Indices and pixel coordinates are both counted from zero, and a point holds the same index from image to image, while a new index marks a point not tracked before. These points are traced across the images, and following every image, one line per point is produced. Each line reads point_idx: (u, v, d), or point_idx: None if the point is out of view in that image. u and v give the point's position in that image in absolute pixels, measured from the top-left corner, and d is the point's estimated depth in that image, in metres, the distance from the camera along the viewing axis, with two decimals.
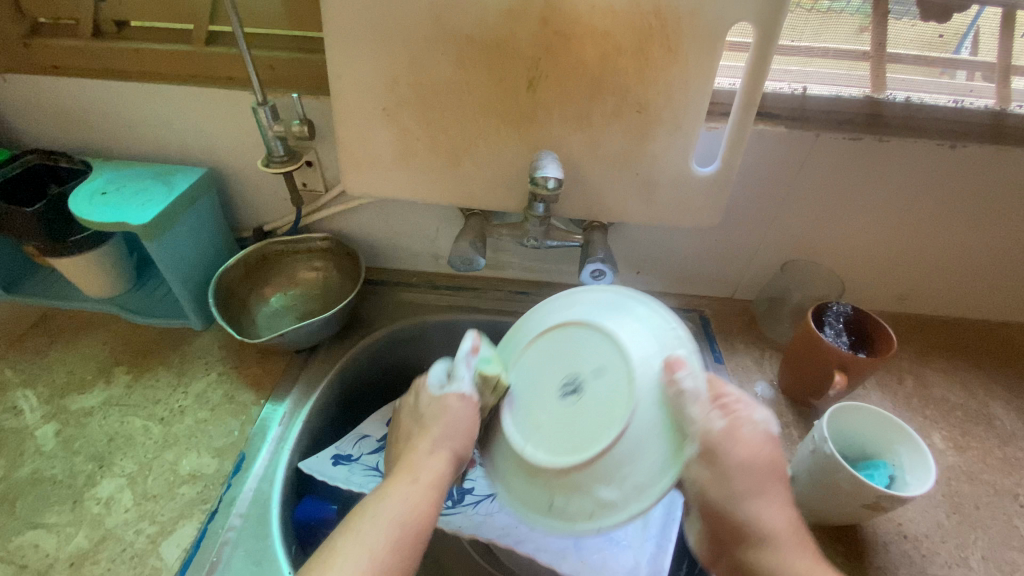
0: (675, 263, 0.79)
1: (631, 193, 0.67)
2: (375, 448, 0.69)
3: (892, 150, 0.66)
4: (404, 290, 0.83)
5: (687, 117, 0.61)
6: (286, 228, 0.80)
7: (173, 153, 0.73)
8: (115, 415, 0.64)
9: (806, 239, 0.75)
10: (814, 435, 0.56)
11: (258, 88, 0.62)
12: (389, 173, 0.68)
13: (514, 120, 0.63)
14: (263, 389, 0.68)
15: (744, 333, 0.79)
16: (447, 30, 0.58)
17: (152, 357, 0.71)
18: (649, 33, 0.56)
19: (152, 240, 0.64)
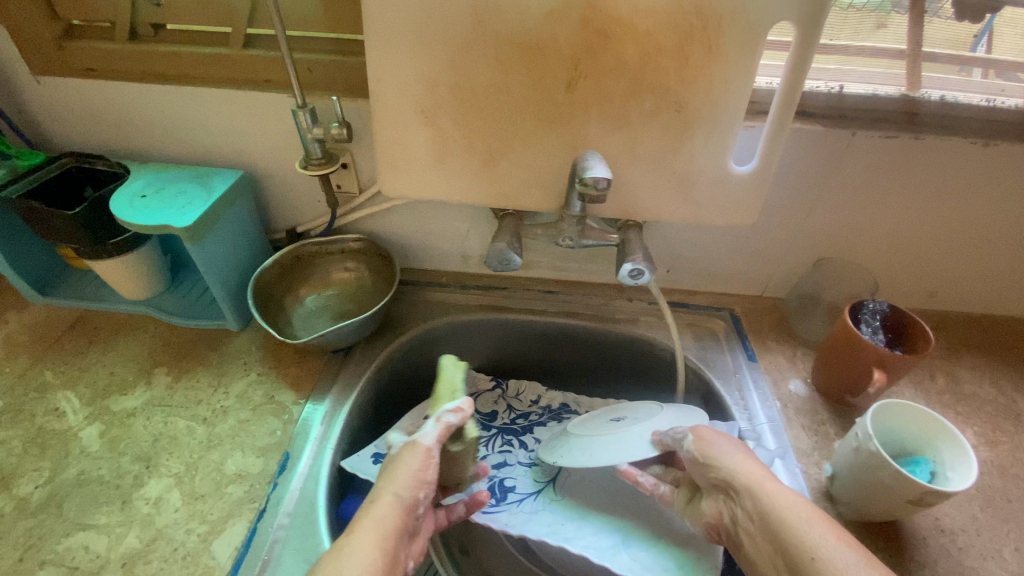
0: (705, 261, 0.79)
1: (666, 193, 0.67)
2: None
3: (926, 148, 0.66)
4: (435, 290, 0.83)
5: (724, 117, 0.61)
6: (319, 229, 0.80)
7: (209, 155, 0.74)
8: (158, 416, 0.65)
9: (837, 237, 0.75)
10: (857, 432, 0.56)
11: (298, 91, 0.62)
12: (425, 174, 0.69)
13: (552, 120, 0.63)
14: (302, 389, 0.68)
15: (774, 331, 0.79)
16: (489, 31, 0.58)
17: (190, 358, 0.72)
18: (690, 33, 0.57)
19: (194, 242, 0.64)
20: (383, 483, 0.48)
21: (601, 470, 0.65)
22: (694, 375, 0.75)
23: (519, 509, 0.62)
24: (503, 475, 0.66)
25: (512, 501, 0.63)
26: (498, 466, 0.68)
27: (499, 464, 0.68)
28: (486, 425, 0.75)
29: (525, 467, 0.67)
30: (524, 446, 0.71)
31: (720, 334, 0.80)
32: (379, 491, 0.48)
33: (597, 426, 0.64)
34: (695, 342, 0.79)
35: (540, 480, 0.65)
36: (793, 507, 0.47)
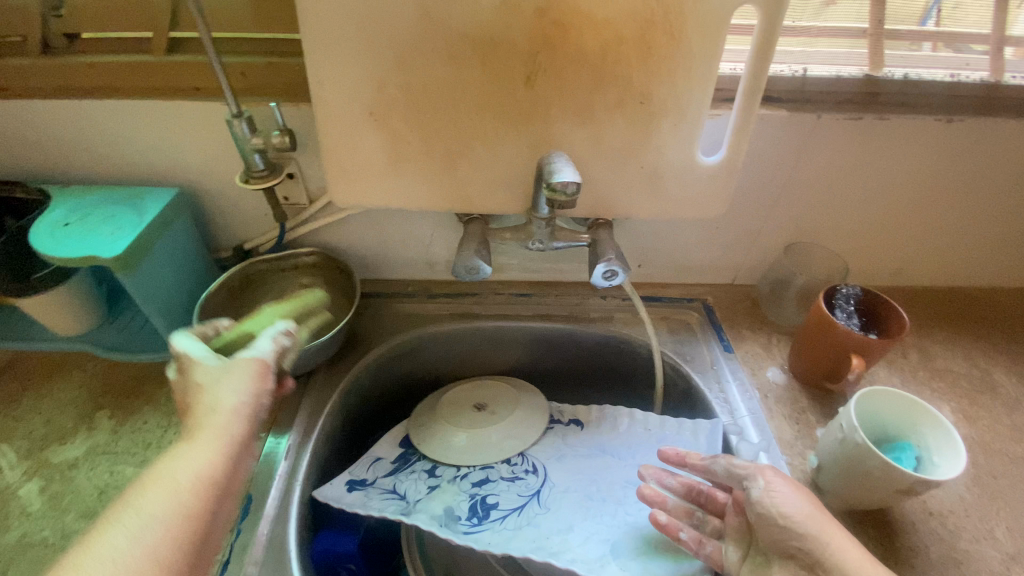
0: (678, 254, 0.78)
1: (636, 188, 0.64)
2: (391, 470, 0.66)
3: (891, 128, 0.65)
4: (400, 301, 0.79)
5: (691, 107, 0.59)
6: (269, 245, 0.74)
7: (139, 174, 0.67)
8: (104, 465, 0.59)
9: (808, 220, 0.74)
10: (842, 424, 0.55)
11: (231, 99, 0.57)
12: (381, 183, 0.64)
13: (512, 118, 0.59)
14: (264, 422, 0.64)
15: (751, 319, 0.79)
16: (438, 26, 0.54)
17: (137, 397, 0.66)
18: (651, 20, 0.54)
19: (126, 273, 0.58)
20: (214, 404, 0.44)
21: (589, 480, 0.62)
22: (673, 371, 0.73)
23: (501, 529, 0.57)
24: (485, 493, 0.62)
25: (495, 520, 0.58)
26: (479, 482, 0.63)
27: (480, 481, 0.63)
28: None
29: (507, 482, 0.63)
30: (506, 459, 0.66)
31: (695, 325, 0.79)
32: (216, 399, 0.44)
33: (463, 416, 0.71)
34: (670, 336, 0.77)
35: (524, 495, 0.61)
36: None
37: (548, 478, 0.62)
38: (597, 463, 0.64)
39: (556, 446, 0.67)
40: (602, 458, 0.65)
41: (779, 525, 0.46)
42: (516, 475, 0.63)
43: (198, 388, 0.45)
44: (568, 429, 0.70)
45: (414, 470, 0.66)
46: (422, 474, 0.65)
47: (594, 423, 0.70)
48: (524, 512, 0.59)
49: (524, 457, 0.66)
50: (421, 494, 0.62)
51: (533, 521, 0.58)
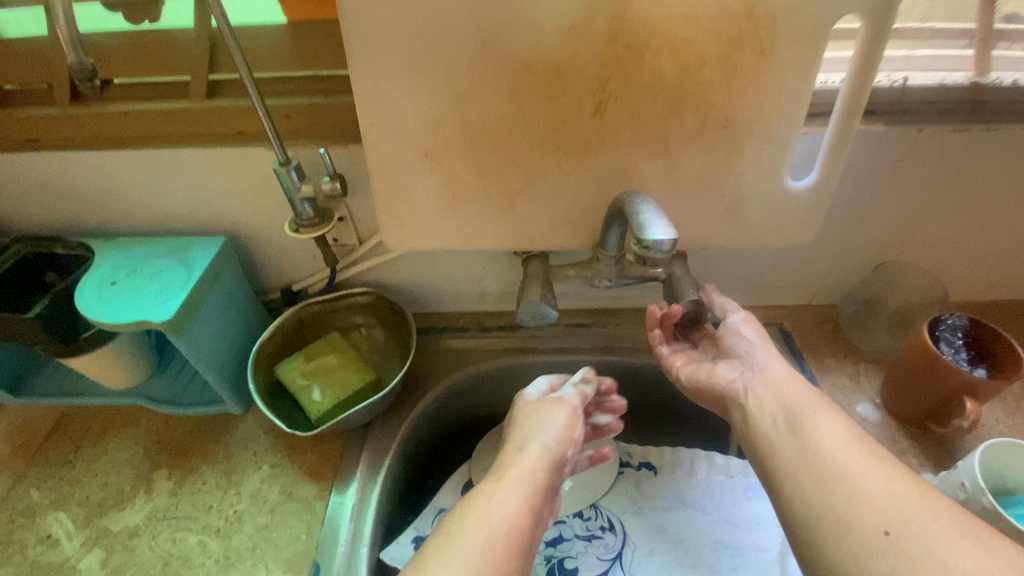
0: (751, 278, 0.71)
1: (714, 217, 0.58)
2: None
3: (1003, 138, 0.58)
4: (453, 336, 0.75)
5: (780, 129, 0.53)
6: (318, 285, 0.71)
7: (185, 222, 0.65)
8: (165, 533, 0.57)
9: (899, 238, 0.67)
10: (963, 483, 0.50)
11: (278, 146, 0.53)
12: (435, 224, 0.60)
13: (578, 150, 0.54)
14: (324, 480, 0.61)
15: (832, 346, 0.72)
16: (498, 57, 0.49)
17: (193, 455, 0.64)
18: (738, 38, 0.48)
19: (178, 334, 0.56)
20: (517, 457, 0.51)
21: (674, 541, 0.58)
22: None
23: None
24: (561, 556, 0.58)
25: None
26: (553, 542, 0.59)
27: (554, 540, 0.59)
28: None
29: (583, 542, 0.59)
30: (579, 514, 0.61)
31: None
32: (526, 442, 0.53)
33: None
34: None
35: (606, 558, 0.57)
36: (805, 402, 0.48)
37: (628, 538, 0.58)
38: (680, 519, 0.59)
39: (632, 497, 0.62)
40: (683, 512, 0.60)
41: (740, 348, 0.55)
42: (593, 533, 0.59)
43: (516, 424, 0.56)
44: (641, 474, 0.65)
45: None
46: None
47: (670, 465, 0.65)
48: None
49: (599, 511, 0.61)
50: None
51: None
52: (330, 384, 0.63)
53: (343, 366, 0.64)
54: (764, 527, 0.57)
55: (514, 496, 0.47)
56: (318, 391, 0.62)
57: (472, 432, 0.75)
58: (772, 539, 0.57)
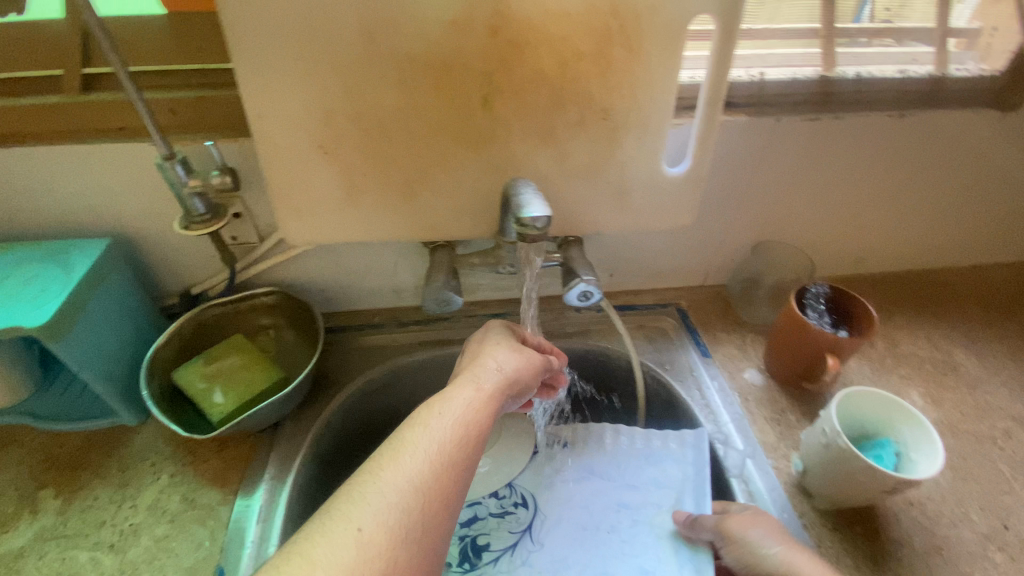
0: (648, 261, 0.77)
1: (604, 202, 0.62)
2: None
3: (847, 126, 0.66)
4: (367, 333, 0.75)
5: (655, 119, 0.57)
6: (219, 287, 0.69)
7: (65, 224, 0.61)
8: (51, 553, 0.54)
9: (773, 219, 0.75)
10: (824, 429, 0.56)
11: (161, 141, 0.51)
12: (336, 217, 0.60)
13: (469, 142, 0.56)
14: (229, 484, 0.59)
15: (724, 321, 0.78)
16: (384, 51, 0.50)
17: (83, 470, 0.60)
18: (609, 35, 0.51)
19: (57, 341, 0.52)
20: (487, 352, 0.54)
21: (581, 508, 0.61)
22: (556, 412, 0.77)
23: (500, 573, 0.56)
24: (477, 537, 0.59)
25: (486, 563, 0.57)
26: (468, 522, 0.60)
27: (469, 521, 0.61)
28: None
29: (497, 519, 0.60)
30: (494, 493, 0.63)
31: (671, 331, 0.78)
32: (485, 359, 0.52)
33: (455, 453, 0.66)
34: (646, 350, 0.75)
35: (516, 530, 0.59)
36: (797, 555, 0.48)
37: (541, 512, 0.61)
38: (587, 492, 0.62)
39: (546, 473, 0.64)
40: (591, 482, 0.63)
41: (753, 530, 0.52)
42: (507, 509, 0.61)
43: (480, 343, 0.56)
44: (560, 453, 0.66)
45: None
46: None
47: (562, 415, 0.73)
48: (517, 554, 0.57)
49: (514, 488, 0.63)
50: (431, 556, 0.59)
51: (530, 559, 0.57)
52: (234, 386, 0.61)
53: (247, 368, 0.63)
54: (660, 490, 0.61)
55: (472, 385, 0.48)
56: (220, 393, 0.60)
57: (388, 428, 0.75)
58: (666, 498, 0.61)
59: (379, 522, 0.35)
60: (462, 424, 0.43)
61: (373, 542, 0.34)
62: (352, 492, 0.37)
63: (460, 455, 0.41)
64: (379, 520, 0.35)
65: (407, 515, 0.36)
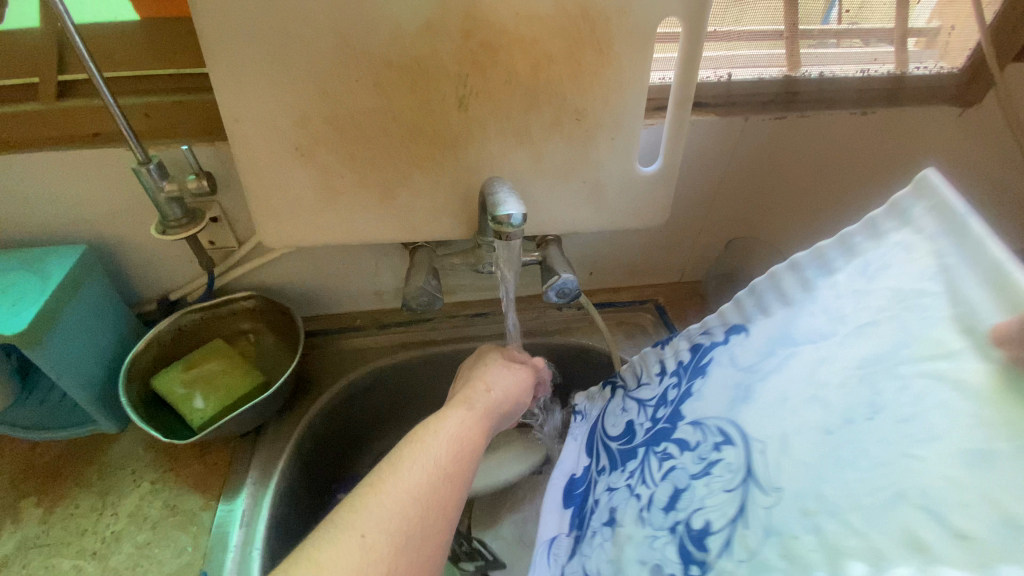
0: (625, 259, 0.79)
1: (581, 201, 0.64)
2: (569, 551, 0.51)
3: (812, 124, 0.68)
4: (348, 335, 0.75)
5: (627, 119, 0.59)
6: (197, 293, 0.69)
7: (39, 232, 0.61)
8: (32, 563, 0.53)
9: (745, 215, 0.77)
10: None
11: (136, 145, 0.51)
12: (316, 220, 0.61)
13: (445, 143, 0.57)
14: (212, 488, 0.59)
15: (701, 315, 0.80)
16: (359, 54, 0.51)
17: (63, 479, 0.60)
18: (579, 37, 0.53)
19: (33, 348, 0.52)
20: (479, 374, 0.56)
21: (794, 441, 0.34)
22: (693, 355, 0.50)
23: (732, 563, 0.34)
24: (680, 502, 0.40)
25: (716, 557, 0.35)
26: (672, 503, 0.41)
27: None
28: (627, 451, 0.51)
29: None
30: (690, 446, 0.43)
31: (649, 327, 0.79)
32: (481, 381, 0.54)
33: None
34: (734, 313, 0.47)
35: (720, 494, 0.37)
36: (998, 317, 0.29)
37: (750, 443, 0.38)
38: (797, 418, 0.35)
39: (735, 383, 0.42)
40: (800, 362, 0.38)
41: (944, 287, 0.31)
42: (708, 464, 0.40)
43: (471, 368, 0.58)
44: (730, 344, 0.45)
45: (595, 530, 0.48)
46: (643, 493, 0.45)
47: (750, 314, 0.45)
48: (750, 518, 0.34)
49: (707, 429, 0.42)
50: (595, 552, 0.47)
51: (753, 520, 0.34)
52: (214, 390, 0.61)
53: (228, 372, 0.62)
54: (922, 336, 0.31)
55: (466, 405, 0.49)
56: (200, 398, 0.60)
57: (373, 429, 0.76)
58: (937, 310, 0.31)
59: (381, 527, 0.36)
60: (457, 439, 0.45)
61: (376, 546, 0.35)
62: (352, 501, 0.37)
63: (456, 465, 0.43)
64: (382, 525, 0.36)
65: (407, 521, 0.37)
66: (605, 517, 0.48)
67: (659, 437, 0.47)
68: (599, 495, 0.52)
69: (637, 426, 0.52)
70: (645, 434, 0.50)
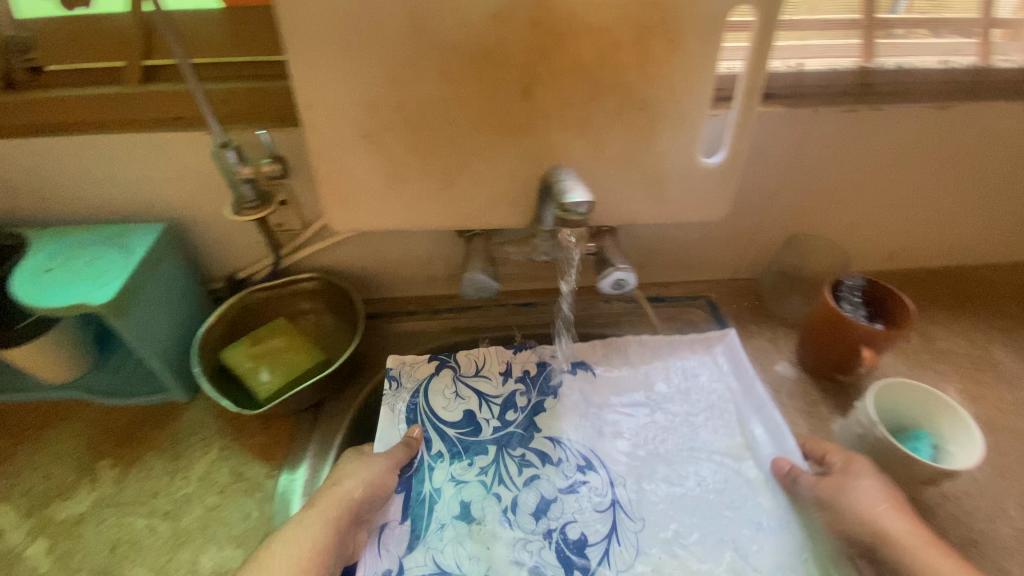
0: (678, 253, 0.77)
1: (640, 193, 0.63)
2: (408, 545, 0.51)
3: (885, 118, 0.66)
4: (402, 319, 0.77)
5: (692, 109, 0.58)
6: (263, 272, 0.72)
7: (124, 210, 0.65)
8: (112, 518, 0.57)
9: (807, 212, 0.74)
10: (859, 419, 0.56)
11: (216, 130, 0.54)
12: (378, 206, 0.62)
13: (508, 132, 0.58)
14: (274, 459, 0.62)
15: (756, 313, 0.78)
16: (430, 42, 0.52)
17: (138, 443, 0.64)
18: (649, 26, 0.52)
19: (119, 318, 0.56)
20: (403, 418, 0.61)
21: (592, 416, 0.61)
22: (539, 370, 0.65)
23: (611, 570, 0.50)
24: (550, 512, 0.54)
25: (595, 563, 0.51)
26: (541, 511, 0.54)
27: None
28: (470, 444, 0.59)
29: None
30: (551, 459, 0.58)
31: (702, 323, 0.78)
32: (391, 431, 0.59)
33: None
34: (609, 369, 0.65)
35: (594, 513, 0.54)
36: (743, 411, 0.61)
37: (610, 473, 0.57)
38: (654, 467, 0.57)
39: (587, 418, 0.61)
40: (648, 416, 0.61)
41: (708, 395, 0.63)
42: (574, 482, 0.56)
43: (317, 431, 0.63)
44: (579, 378, 0.64)
45: (441, 523, 0.53)
46: (501, 492, 0.55)
47: (604, 365, 0.65)
48: (620, 536, 0.52)
49: (567, 449, 0.58)
50: (442, 541, 0.52)
51: (625, 538, 0.52)
52: (279, 366, 0.64)
53: (291, 349, 0.65)
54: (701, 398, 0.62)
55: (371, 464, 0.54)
56: (266, 371, 0.63)
57: None
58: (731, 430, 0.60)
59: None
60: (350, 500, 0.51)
61: None
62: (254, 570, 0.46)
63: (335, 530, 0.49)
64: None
65: None
66: (456, 510, 0.54)
67: (515, 444, 0.59)
68: (440, 485, 0.56)
69: (479, 421, 0.61)
70: (493, 432, 0.60)
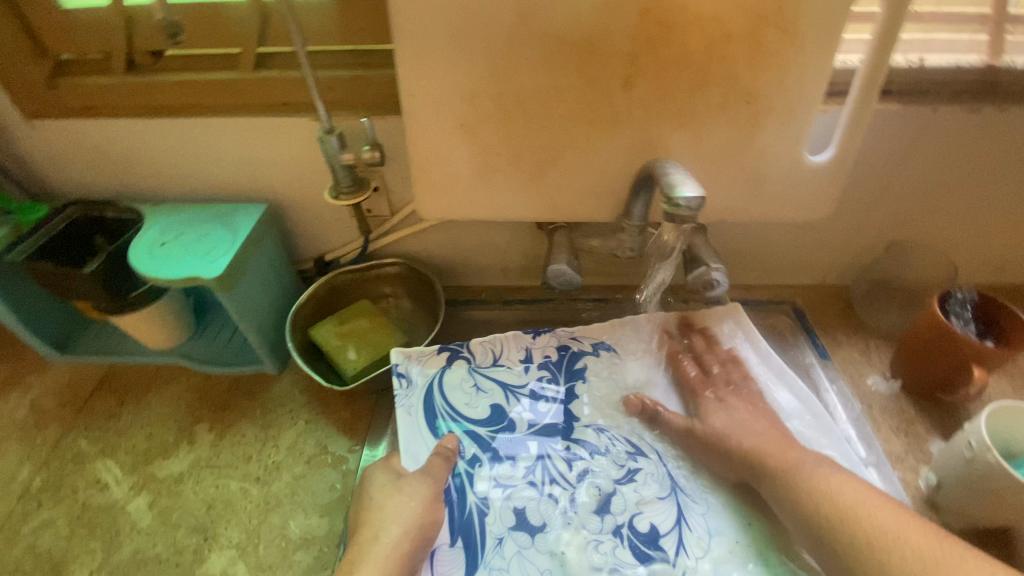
0: (765, 254, 0.75)
1: (736, 190, 0.61)
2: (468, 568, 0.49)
3: (1014, 119, 0.60)
4: (475, 307, 0.77)
5: (801, 105, 0.55)
6: (350, 254, 0.74)
7: (229, 189, 0.69)
8: (208, 479, 0.61)
9: (911, 218, 0.70)
10: (970, 441, 0.51)
11: (324, 116, 0.56)
12: (468, 194, 0.63)
13: (603, 123, 0.57)
14: (357, 435, 0.64)
15: (845, 322, 0.75)
16: (534, 32, 0.52)
17: (231, 410, 0.67)
18: (764, 17, 0.50)
19: (225, 292, 0.59)
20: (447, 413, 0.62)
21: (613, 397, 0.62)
22: (561, 355, 0.64)
23: (690, 558, 0.50)
24: (613, 507, 0.53)
25: (672, 553, 0.50)
26: (603, 508, 0.53)
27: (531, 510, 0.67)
28: (509, 445, 0.57)
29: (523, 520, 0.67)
30: (599, 451, 0.57)
31: (786, 329, 0.75)
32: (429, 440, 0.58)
33: None
34: (633, 351, 0.65)
35: (654, 501, 0.53)
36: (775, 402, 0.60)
37: (659, 460, 0.57)
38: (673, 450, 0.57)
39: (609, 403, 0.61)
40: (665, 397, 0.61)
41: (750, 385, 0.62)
42: (629, 471, 0.56)
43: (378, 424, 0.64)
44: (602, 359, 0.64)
45: (499, 537, 0.51)
46: (556, 493, 0.54)
47: (625, 351, 0.65)
48: (688, 523, 0.52)
49: (611, 437, 0.58)
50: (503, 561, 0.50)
51: (692, 525, 0.52)
52: (365, 345, 0.66)
53: (375, 330, 0.67)
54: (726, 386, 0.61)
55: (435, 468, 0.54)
56: (353, 350, 0.65)
57: None
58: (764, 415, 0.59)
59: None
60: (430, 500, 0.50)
61: None
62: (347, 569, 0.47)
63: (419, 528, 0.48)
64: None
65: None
66: (512, 520, 0.52)
67: (558, 437, 0.58)
68: (487, 493, 0.54)
69: (509, 414, 0.59)
70: (531, 426, 0.59)
